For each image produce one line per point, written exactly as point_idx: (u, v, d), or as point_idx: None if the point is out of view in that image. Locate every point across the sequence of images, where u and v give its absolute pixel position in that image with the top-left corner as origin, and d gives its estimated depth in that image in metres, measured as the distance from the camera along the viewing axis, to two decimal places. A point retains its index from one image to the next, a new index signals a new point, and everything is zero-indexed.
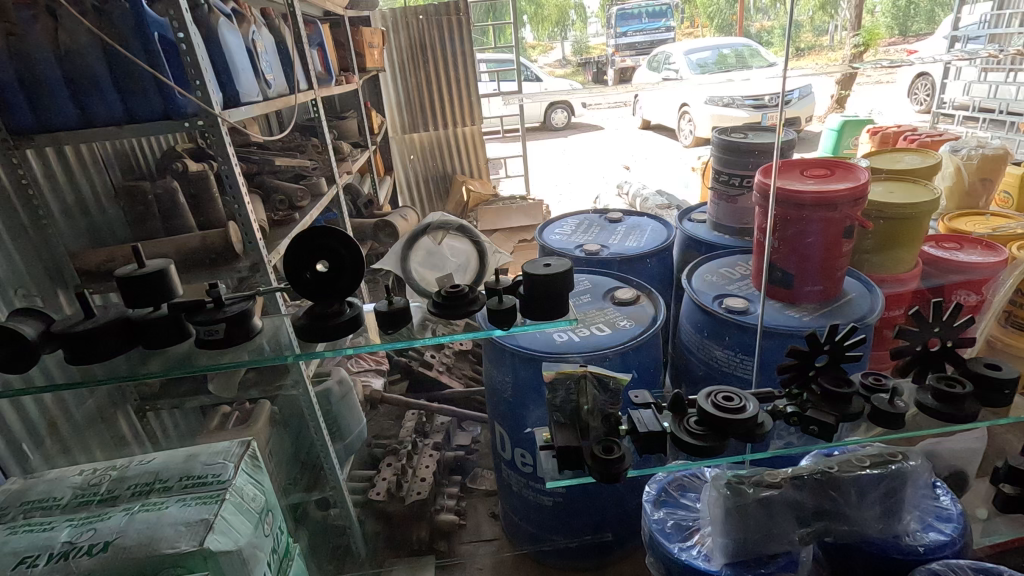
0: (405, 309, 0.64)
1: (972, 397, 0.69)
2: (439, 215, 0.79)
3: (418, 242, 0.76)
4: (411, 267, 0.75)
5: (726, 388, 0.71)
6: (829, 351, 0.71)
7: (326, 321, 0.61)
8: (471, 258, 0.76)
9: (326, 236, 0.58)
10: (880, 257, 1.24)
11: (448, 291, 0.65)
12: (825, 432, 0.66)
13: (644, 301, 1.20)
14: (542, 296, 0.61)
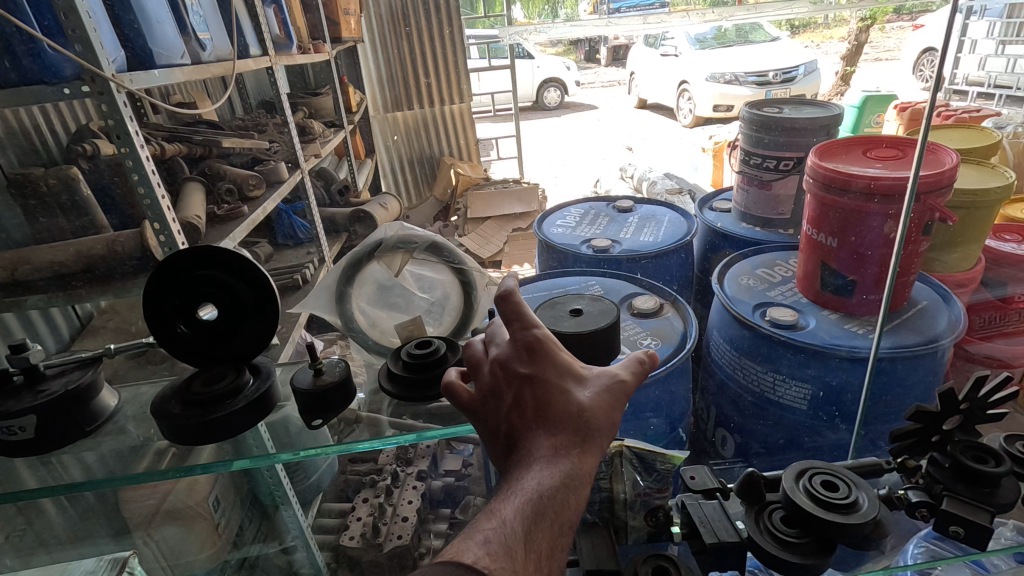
0: (336, 390, 0.56)
1: None
2: (395, 227, 0.61)
3: (366, 271, 0.62)
4: (359, 308, 0.63)
5: (814, 463, 0.50)
6: (963, 411, 0.51)
7: (219, 401, 0.50)
8: (449, 292, 0.64)
9: (214, 262, 0.50)
10: (951, 258, 0.86)
11: (416, 360, 0.58)
12: (971, 537, 0.46)
13: (669, 311, 0.97)
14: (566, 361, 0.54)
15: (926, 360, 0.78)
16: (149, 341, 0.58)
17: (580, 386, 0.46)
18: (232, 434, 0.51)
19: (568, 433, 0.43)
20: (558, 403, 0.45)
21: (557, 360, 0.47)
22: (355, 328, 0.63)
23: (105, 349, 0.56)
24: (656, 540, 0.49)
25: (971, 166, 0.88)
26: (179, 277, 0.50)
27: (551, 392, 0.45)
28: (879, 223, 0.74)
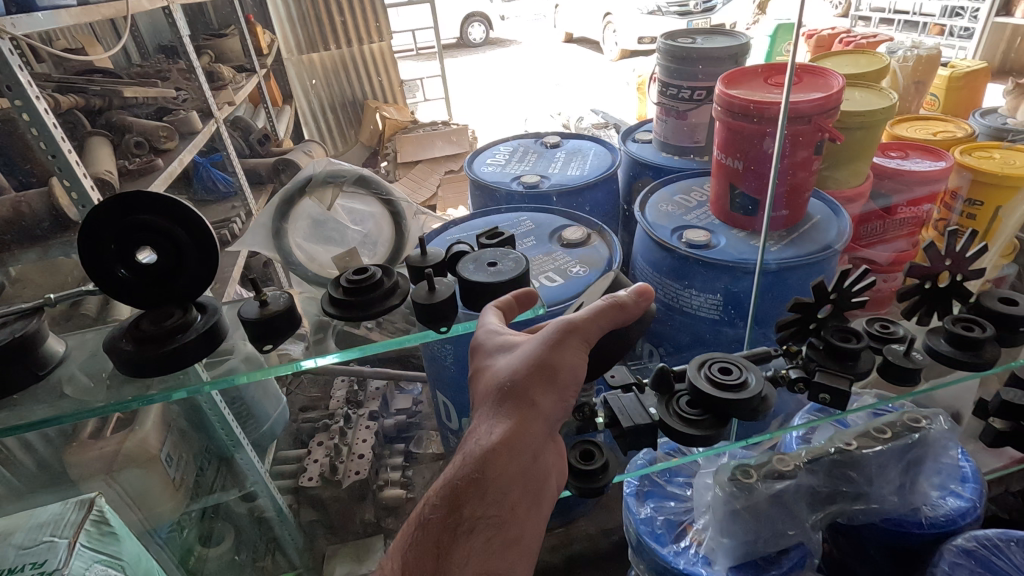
0: (280, 313, 0.59)
1: (993, 341, 0.59)
2: (324, 165, 0.65)
3: (299, 206, 0.65)
4: (297, 243, 0.65)
5: (715, 357, 0.57)
6: (833, 300, 0.60)
7: (168, 336, 0.54)
8: (382, 222, 0.67)
9: (144, 200, 0.50)
10: (841, 174, 0.95)
11: (354, 282, 0.60)
12: (837, 401, 0.55)
13: (596, 240, 1.05)
14: (477, 292, 0.60)
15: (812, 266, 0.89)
16: (90, 289, 0.58)
17: (502, 360, 0.54)
18: (189, 362, 0.55)
19: (500, 399, 0.51)
20: (484, 381, 0.54)
21: (485, 344, 0.56)
22: (293, 262, 0.65)
23: (44, 299, 0.56)
24: (583, 430, 0.56)
25: (856, 93, 0.96)
26: (113, 221, 0.50)
27: (481, 373, 0.55)
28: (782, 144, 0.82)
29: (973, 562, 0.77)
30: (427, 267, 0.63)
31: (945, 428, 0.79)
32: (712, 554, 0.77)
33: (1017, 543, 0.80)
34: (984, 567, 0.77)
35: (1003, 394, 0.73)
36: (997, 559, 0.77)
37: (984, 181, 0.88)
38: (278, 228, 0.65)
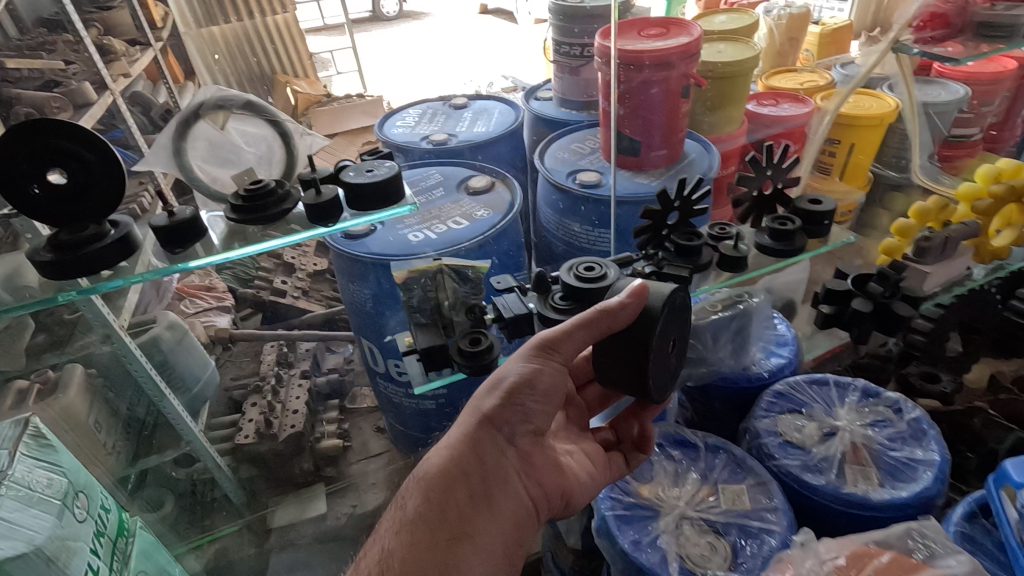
0: (189, 220, 0.64)
1: (802, 231, 0.73)
2: (213, 89, 0.68)
3: (194, 128, 0.68)
4: (196, 164, 0.69)
5: (655, 323, 0.58)
6: (679, 208, 0.72)
7: (83, 243, 0.58)
8: (274, 145, 0.72)
9: (54, 129, 0.55)
10: (711, 118, 1.08)
11: (250, 190, 0.66)
12: (681, 285, 0.68)
13: (500, 187, 1.14)
14: (362, 195, 0.66)
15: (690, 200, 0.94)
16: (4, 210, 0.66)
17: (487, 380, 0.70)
18: (103, 268, 0.60)
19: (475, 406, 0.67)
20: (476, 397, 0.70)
21: None
22: (196, 180, 0.70)
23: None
24: (479, 327, 0.64)
25: (727, 46, 1.07)
26: (28, 145, 0.54)
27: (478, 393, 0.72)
28: (655, 88, 0.93)
29: (784, 402, 0.89)
30: (315, 179, 0.67)
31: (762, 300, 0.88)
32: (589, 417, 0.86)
33: (820, 385, 0.92)
34: (790, 404, 0.89)
35: (830, 284, 0.89)
36: (802, 396, 0.90)
37: (841, 122, 1.05)
38: (179, 148, 0.68)
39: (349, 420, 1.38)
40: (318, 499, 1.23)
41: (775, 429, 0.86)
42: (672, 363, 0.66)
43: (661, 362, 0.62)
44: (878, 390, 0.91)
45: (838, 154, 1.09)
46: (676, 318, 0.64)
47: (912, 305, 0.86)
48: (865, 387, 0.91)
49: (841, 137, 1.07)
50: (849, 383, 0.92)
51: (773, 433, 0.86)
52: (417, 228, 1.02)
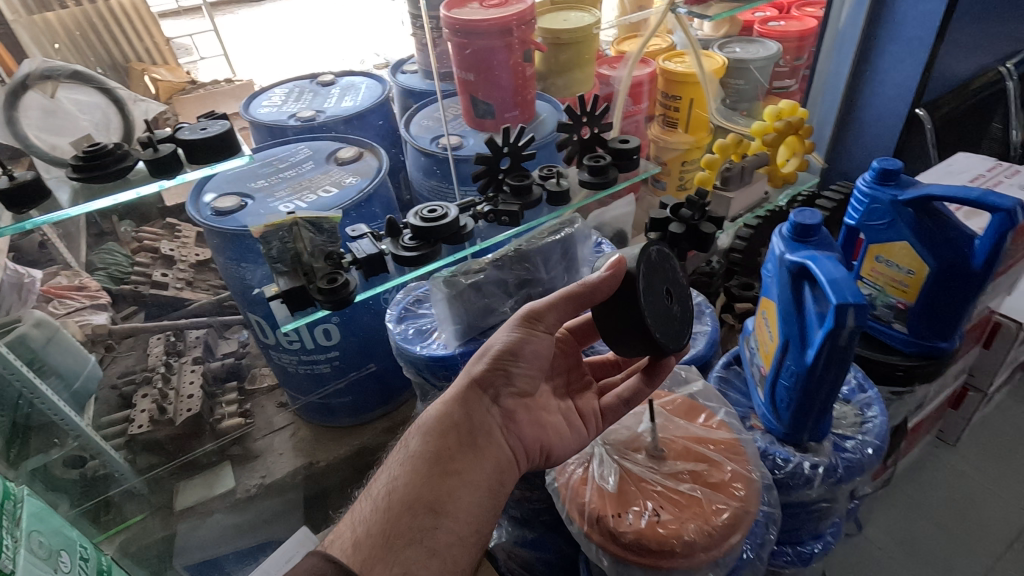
0: (32, 183, 0.67)
1: (613, 165, 0.87)
2: (39, 62, 0.72)
3: (24, 98, 0.71)
4: (33, 132, 0.72)
5: (639, 284, 0.71)
6: (510, 155, 0.83)
7: None
8: (109, 110, 0.76)
9: None
10: (563, 80, 1.19)
11: (88, 152, 0.70)
12: (514, 219, 0.78)
13: (368, 156, 1.17)
14: (199, 146, 0.71)
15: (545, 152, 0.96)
16: None
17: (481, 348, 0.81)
18: None
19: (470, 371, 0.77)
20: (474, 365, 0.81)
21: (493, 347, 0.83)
22: (34, 148, 0.72)
23: None
24: (337, 271, 0.73)
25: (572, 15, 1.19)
26: None
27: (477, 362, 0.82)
28: (501, 53, 1.02)
29: None
30: (153, 139, 0.72)
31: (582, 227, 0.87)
32: (447, 340, 0.82)
33: None
34: None
35: (656, 213, 1.04)
36: None
37: (677, 79, 1.15)
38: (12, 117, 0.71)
39: (250, 400, 1.39)
40: (225, 473, 1.25)
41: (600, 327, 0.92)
42: (680, 318, 0.79)
43: (665, 317, 0.75)
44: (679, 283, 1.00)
45: (682, 109, 1.18)
46: (659, 273, 0.78)
47: (717, 226, 1.02)
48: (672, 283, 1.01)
49: (682, 93, 1.17)
50: None
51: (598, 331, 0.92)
52: (287, 200, 1.01)
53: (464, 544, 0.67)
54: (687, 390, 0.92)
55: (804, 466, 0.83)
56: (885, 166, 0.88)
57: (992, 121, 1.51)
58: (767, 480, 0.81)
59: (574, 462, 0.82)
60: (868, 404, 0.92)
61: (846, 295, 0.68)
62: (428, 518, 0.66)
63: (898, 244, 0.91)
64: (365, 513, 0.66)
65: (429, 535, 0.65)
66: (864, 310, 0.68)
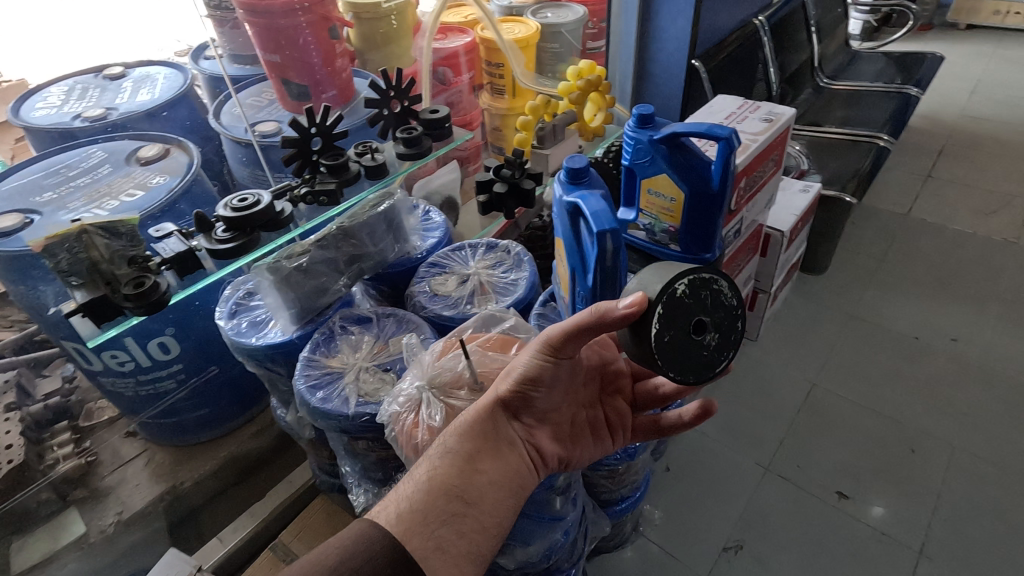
0: None
1: (425, 135, 0.91)
2: None
3: None
4: None
5: (652, 331, 0.57)
6: (321, 136, 0.84)
7: None
8: None
9: None
10: (381, 55, 1.13)
11: None
12: (333, 199, 0.79)
13: (176, 152, 1.05)
14: None
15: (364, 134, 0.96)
16: None
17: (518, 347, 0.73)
18: None
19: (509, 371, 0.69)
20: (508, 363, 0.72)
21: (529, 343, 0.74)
22: None
23: None
24: (145, 274, 0.69)
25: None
26: None
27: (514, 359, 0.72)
28: (306, 29, 0.91)
29: (436, 269, 0.92)
30: None
31: (402, 196, 0.89)
32: (282, 326, 0.82)
33: (459, 251, 0.95)
34: (439, 269, 0.92)
35: (481, 177, 1.09)
36: (447, 262, 0.92)
37: (494, 49, 1.22)
38: None
39: (88, 437, 1.23)
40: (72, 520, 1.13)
41: (429, 290, 0.88)
42: (716, 352, 0.63)
43: (690, 355, 0.61)
44: (500, 241, 0.96)
45: (506, 76, 1.25)
46: (700, 303, 0.61)
47: (537, 182, 1.08)
48: (503, 245, 0.95)
49: (501, 62, 1.23)
50: (478, 242, 0.96)
51: (427, 293, 0.88)
52: (82, 209, 0.88)
53: (487, 539, 0.62)
54: (498, 327, 0.78)
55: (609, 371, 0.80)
56: (642, 111, 0.91)
57: (758, 68, 1.78)
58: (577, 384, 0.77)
59: (403, 407, 0.68)
60: None
61: (604, 223, 0.67)
62: (459, 507, 0.61)
63: (660, 175, 0.94)
64: (406, 492, 0.61)
65: (457, 521, 0.60)
66: (620, 234, 0.68)
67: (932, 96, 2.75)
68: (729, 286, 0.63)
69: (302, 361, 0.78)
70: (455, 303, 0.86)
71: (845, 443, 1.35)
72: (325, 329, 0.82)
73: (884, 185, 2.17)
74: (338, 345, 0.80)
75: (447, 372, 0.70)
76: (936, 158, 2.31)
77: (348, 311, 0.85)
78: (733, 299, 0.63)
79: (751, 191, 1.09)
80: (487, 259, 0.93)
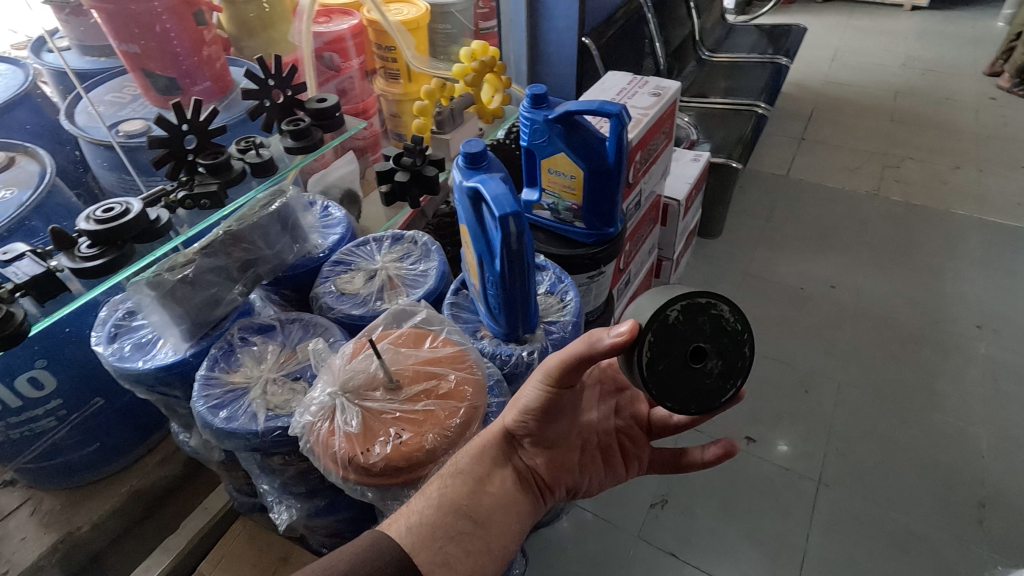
0: None
1: (315, 127, 0.86)
2: None
3: None
4: None
5: (638, 360, 0.57)
6: (195, 133, 0.76)
7: None
8: None
9: None
10: (258, 41, 1.05)
11: None
12: (215, 201, 0.74)
13: (23, 160, 0.91)
14: None
15: (246, 129, 0.89)
16: None
17: None
18: None
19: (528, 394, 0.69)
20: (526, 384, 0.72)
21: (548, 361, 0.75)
22: None
23: None
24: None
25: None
26: None
27: None
28: (168, 12, 0.82)
29: (340, 267, 0.88)
30: None
31: (296, 193, 0.83)
32: (173, 346, 0.75)
33: (363, 246, 0.91)
34: (343, 266, 0.88)
35: (379, 167, 1.04)
36: (351, 258, 0.89)
37: (382, 31, 1.16)
38: None
39: None
40: None
41: (334, 290, 0.84)
42: (718, 379, 0.60)
43: (688, 383, 0.59)
44: (405, 232, 0.94)
45: (398, 60, 1.20)
46: (695, 329, 0.59)
47: (439, 168, 1.07)
48: (407, 236, 0.93)
49: (392, 45, 1.18)
50: (383, 235, 0.93)
51: (332, 293, 0.84)
52: None
53: (491, 560, 0.62)
54: (410, 322, 0.76)
55: (524, 355, 0.80)
56: (536, 91, 0.92)
57: (644, 43, 1.84)
58: (496, 373, 0.77)
59: (317, 416, 0.65)
60: (567, 291, 0.90)
61: (505, 207, 0.67)
62: (467, 525, 0.61)
63: (559, 154, 0.95)
64: (416, 506, 0.60)
65: (463, 539, 0.60)
66: (522, 218, 0.68)
67: (800, 65, 2.99)
68: (733, 310, 0.60)
69: (200, 381, 0.72)
70: (364, 300, 0.83)
71: (749, 391, 1.46)
72: (223, 343, 0.77)
73: (765, 150, 2.35)
74: (239, 358, 0.75)
75: (360, 374, 0.67)
76: (806, 122, 2.52)
77: (247, 321, 0.79)
78: (738, 324, 0.60)
79: (646, 163, 1.14)
80: (393, 252, 0.90)
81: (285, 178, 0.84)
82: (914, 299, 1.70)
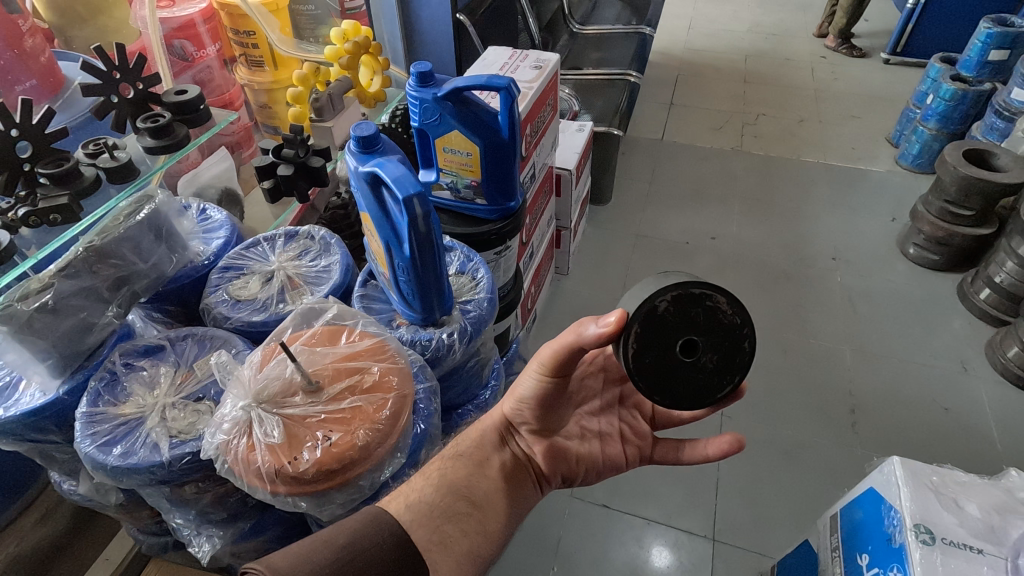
0: None
1: (177, 122, 0.78)
2: None
3: None
4: None
5: (625, 352, 0.57)
6: (29, 139, 0.67)
7: None
8: None
9: None
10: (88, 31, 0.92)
11: None
12: (68, 214, 0.66)
13: None
14: None
15: (92, 131, 0.80)
16: None
17: None
18: None
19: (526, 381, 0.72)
20: None
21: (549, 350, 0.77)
22: None
23: None
24: None
25: None
26: None
27: None
28: None
29: (230, 272, 0.81)
30: None
31: (167, 195, 0.74)
32: (41, 386, 0.66)
33: (254, 248, 0.85)
34: (234, 271, 0.81)
35: (257, 161, 0.96)
36: (242, 262, 0.82)
37: (238, 14, 1.07)
38: None
39: None
40: None
41: (227, 298, 0.78)
42: (713, 375, 0.58)
43: (680, 379, 0.58)
44: (298, 228, 0.88)
45: (261, 45, 1.11)
46: (687, 322, 0.57)
47: (325, 158, 1.00)
48: (300, 232, 0.87)
49: (252, 29, 1.08)
50: (275, 233, 0.87)
51: (225, 301, 0.77)
52: None
53: (488, 542, 0.63)
54: (321, 320, 0.72)
55: (443, 337, 0.79)
56: (421, 69, 0.90)
57: (516, 19, 1.86)
58: (418, 359, 0.75)
59: (231, 433, 0.60)
60: (477, 269, 0.91)
61: (407, 188, 0.65)
62: (464, 506, 0.63)
63: (452, 132, 0.94)
64: (417, 486, 0.63)
65: (461, 519, 0.62)
66: (427, 198, 0.66)
67: (661, 35, 3.17)
68: (732, 302, 0.57)
69: (80, 419, 0.64)
70: (264, 305, 0.77)
71: None
72: (104, 373, 0.68)
73: (640, 117, 2.48)
74: (126, 386, 0.67)
75: (275, 381, 0.63)
76: (673, 89, 2.69)
77: (128, 345, 0.71)
78: (736, 317, 0.57)
79: (536, 136, 1.16)
80: (288, 251, 0.84)
81: (150, 180, 0.75)
82: (781, 242, 1.90)
